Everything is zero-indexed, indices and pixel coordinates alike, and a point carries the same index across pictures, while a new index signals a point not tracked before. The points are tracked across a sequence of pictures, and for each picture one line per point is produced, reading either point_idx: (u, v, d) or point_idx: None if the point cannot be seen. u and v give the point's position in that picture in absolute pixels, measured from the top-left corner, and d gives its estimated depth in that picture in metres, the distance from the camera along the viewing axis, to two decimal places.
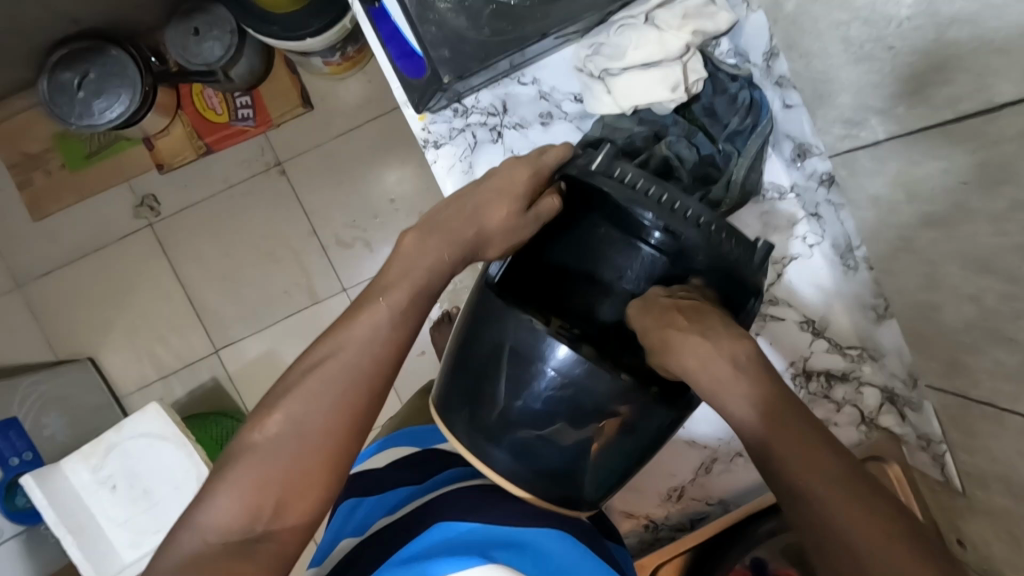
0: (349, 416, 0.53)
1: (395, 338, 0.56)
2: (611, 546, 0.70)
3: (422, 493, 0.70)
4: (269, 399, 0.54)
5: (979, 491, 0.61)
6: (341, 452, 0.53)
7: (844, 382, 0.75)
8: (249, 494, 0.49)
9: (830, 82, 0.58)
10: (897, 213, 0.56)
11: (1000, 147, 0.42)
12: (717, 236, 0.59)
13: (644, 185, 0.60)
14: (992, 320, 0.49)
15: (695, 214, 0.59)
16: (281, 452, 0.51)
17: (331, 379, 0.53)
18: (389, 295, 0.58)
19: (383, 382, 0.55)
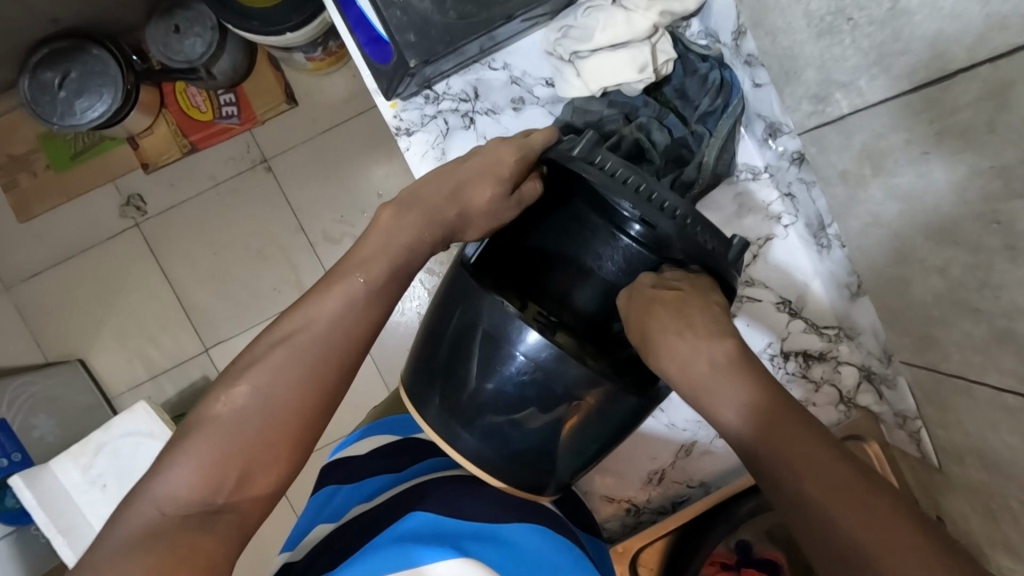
0: (315, 392, 0.55)
1: (367, 315, 0.57)
2: (580, 533, 0.72)
3: (400, 482, 0.71)
4: (237, 372, 0.55)
5: (954, 465, 0.62)
6: (305, 428, 0.54)
7: (822, 362, 0.75)
8: (211, 465, 0.51)
9: (796, 58, 0.58)
10: (864, 188, 0.56)
11: (957, 114, 0.42)
12: (691, 229, 0.58)
13: (623, 174, 0.58)
14: (959, 291, 0.49)
15: (672, 207, 0.58)
16: (246, 425, 0.52)
17: (298, 355, 0.54)
18: (364, 272, 0.58)
19: (352, 359, 0.57)
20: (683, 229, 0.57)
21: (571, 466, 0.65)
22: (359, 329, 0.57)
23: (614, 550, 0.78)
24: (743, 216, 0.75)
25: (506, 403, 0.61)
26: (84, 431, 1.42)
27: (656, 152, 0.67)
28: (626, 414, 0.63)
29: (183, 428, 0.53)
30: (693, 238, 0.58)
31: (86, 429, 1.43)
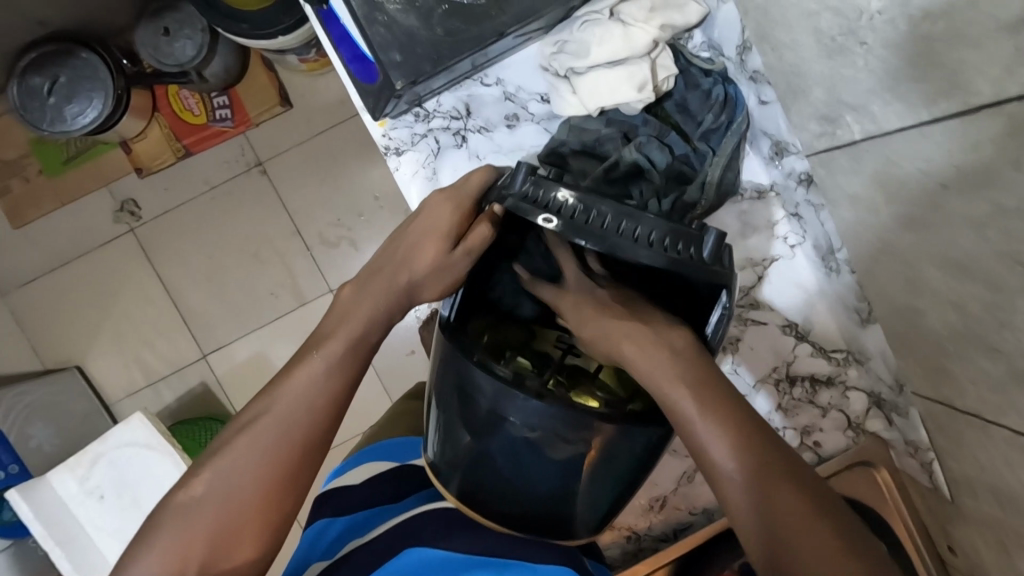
0: (281, 468, 0.54)
1: (331, 389, 0.57)
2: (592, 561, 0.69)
3: (396, 513, 0.70)
4: (208, 453, 0.56)
5: (967, 499, 0.59)
6: (277, 503, 0.54)
7: (829, 386, 0.72)
8: (176, 551, 0.51)
9: (803, 76, 0.54)
10: (875, 213, 0.53)
11: (978, 149, 0.38)
12: (667, 245, 0.54)
13: (582, 214, 0.54)
14: (975, 328, 0.46)
15: (636, 228, 0.54)
16: (208, 510, 0.53)
17: (257, 438, 0.54)
18: (324, 347, 0.58)
19: (317, 435, 0.56)
20: (652, 249, 0.54)
21: (594, 511, 0.62)
22: (325, 403, 0.56)
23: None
24: (748, 235, 0.72)
25: (509, 451, 0.59)
26: (82, 439, 1.41)
27: (657, 172, 0.65)
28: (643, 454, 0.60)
29: (156, 510, 0.54)
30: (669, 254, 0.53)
31: (83, 438, 1.41)
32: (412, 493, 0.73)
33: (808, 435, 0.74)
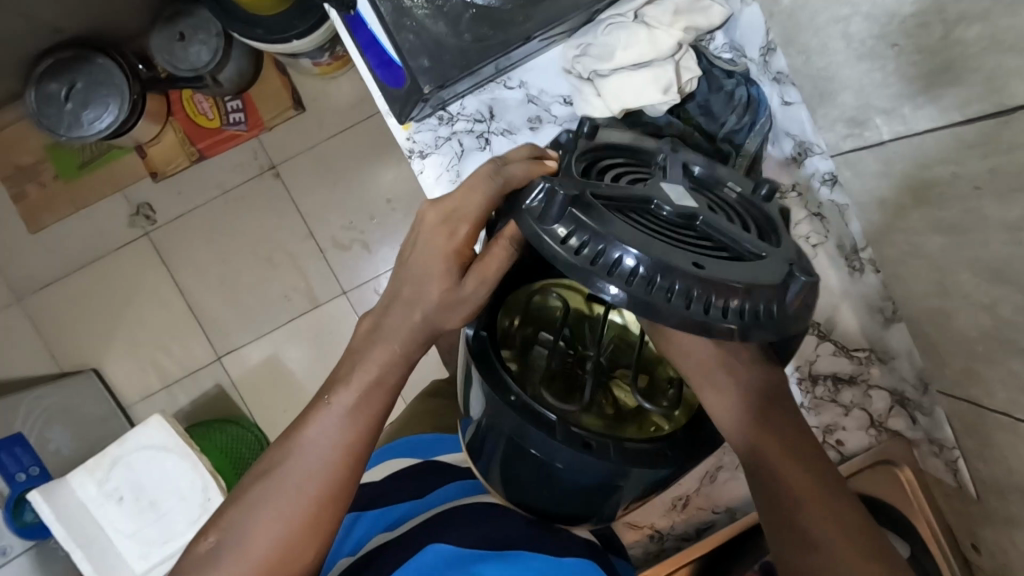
0: (292, 524, 0.53)
1: (347, 437, 0.55)
2: (615, 558, 0.71)
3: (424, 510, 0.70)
4: (227, 501, 0.55)
5: (996, 501, 0.59)
6: (289, 559, 0.53)
7: (851, 385, 0.73)
8: None
9: (833, 79, 0.55)
10: (904, 216, 0.54)
11: (1013, 152, 0.39)
12: (728, 311, 0.42)
13: (648, 283, 0.42)
14: (1007, 330, 0.47)
15: (677, 285, 0.42)
16: (223, 567, 0.52)
17: (271, 493, 0.53)
18: (339, 392, 0.56)
19: (335, 487, 0.54)
20: (697, 315, 0.41)
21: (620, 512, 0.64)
22: (335, 452, 0.54)
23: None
24: None
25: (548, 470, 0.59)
26: (99, 442, 1.42)
27: None
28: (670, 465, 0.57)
29: (183, 556, 0.55)
30: (726, 324, 0.42)
31: (100, 441, 1.42)
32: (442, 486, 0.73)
33: (829, 434, 0.75)
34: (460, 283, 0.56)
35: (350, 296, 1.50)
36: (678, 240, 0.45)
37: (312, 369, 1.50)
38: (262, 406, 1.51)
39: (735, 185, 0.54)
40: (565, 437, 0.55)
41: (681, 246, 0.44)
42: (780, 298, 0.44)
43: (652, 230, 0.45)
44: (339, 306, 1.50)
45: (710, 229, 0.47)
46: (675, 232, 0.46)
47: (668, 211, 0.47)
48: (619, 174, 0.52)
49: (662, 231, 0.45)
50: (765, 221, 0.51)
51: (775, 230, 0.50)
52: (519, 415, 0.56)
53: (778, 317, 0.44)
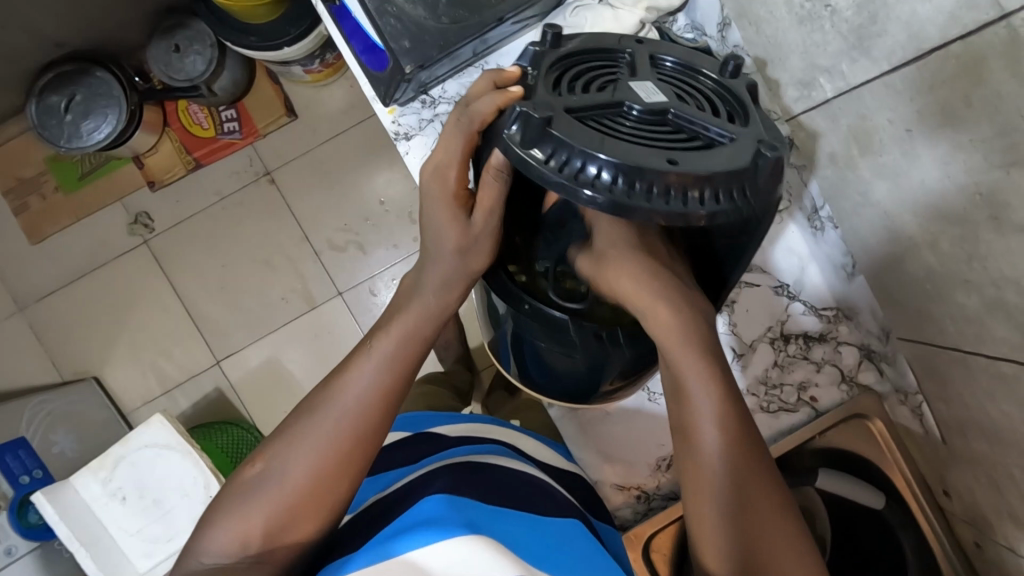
0: (332, 458, 0.57)
1: (382, 383, 0.59)
2: (592, 515, 0.72)
3: (414, 470, 0.68)
4: (270, 439, 0.60)
5: (957, 438, 0.63)
6: (326, 491, 0.57)
7: (822, 342, 0.76)
8: (240, 526, 0.55)
9: (781, 46, 0.61)
10: (854, 167, 0.59)
11: (935, 91, 0.45)
12: (702, 200, 0.45)
13: (629, 181, 0.44)
14: (949, 264, 0.51)
15: (652, 184, 0.44)
16: (266, 494, 0.56)
17: (313, 430, 0.57)
18: (377, 343, 0.60)
19: (375, 430, 0.58)
20: (676, 206, 0.44)
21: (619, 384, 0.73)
22: (374, 396, 0.58)
23: (627, 535, 0.78)
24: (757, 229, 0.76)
25: (566, 359, 0.66)
26: (101, 446, 1.43)
27: None
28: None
29: (229, 487, 0.59)
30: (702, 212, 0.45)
31: (102, 445, 1.43)
32: (433, 454, 0.71)
33: (804, 391, 0.77)
34: (469, 223, 0.58)
35: (346, 297, 1.53)
36: (650, 140, 0.47)
37: (311, 370, 1.53)
38: (261, 408, 1.53)
39: (712, 74, 0.56)
40: (578, 331, 0.61)
41: (653, 145, 0.47)
42: (743, 179, 0.47)
43: (625, 135, 0.47)
44: (336, 307, 1.53)
45: (679, 120, 0.50)
46: (646, 132, 0.48)
47: (638, 110, 0.50)
48: (591, 77, 0.53)
49: (636, 135, 0.47)
50: (734, 102, 0.54)
51: (742, 110, 0.53)
52: (534, 319, 0.62)
53: (746, 198, 0.47)
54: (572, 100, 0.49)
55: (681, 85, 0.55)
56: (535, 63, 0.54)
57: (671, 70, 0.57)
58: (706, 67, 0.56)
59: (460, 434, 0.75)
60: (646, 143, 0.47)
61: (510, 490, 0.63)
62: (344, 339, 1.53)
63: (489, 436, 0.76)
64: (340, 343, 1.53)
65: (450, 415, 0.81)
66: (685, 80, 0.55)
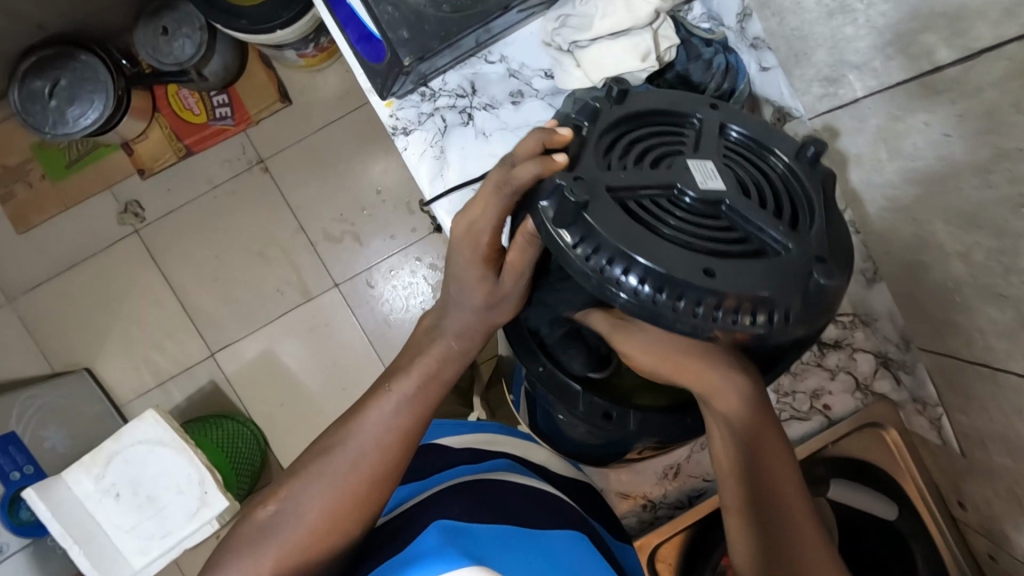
0: (349, 500, 0.56)
1: (400, 424, 0.58)
2: (595, 523, 0.70)
3: (423, 491, 0.66)
4: (284, 476, 0.59)
5: (978, 452, 0.60)
6: (342, 532, 0.56)
7: (837, 349, 0.72)
8: (251, 567, 0.55)
9: (805, 39, 0.58)
10: (882, 171, 0.56)
11: (980, 94, 0.41)
12: (732, 319, 0.43)
13: (662, 289, 0.42)
14: (983, 277, 0.48)
15: (683, 297, 0.42)
16: (279, 535, 0.55)
17: (329, 471, 0.57)
18: (396, 383, 0.59)
19: (394, 472, 0.58)
20: (702, 322, 0.42)
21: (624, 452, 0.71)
22: (394, 436, 0.58)
23: (634, 544, 0.76)
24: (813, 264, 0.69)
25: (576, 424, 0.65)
26: (95, 440, 1.40)
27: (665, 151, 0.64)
28: (685, 425, 0.60)
29: (239, 524, 0.58)
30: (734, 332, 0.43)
31: (96, 440, 1.40)
32: (444, 471, 0.69)
33: (817, 398, 0.74)
34: (498, 282, 0.57)
35: (342, 289, 1.50)
36: (696, 238, 0.44)
37: (307, 364, 1.50)
38: (257, 402, 1.50)
39: (782, 154, 0.52)
40: (586, 406, 0.59)
41: (696, 247, 0.44)
42: (792, 301, 0.44)
43: (668, 233, 0.44)
44: (332, 298, 1.50)
45: (734, 215, 0.47)
46: (696, 227, 0.46)
47: (691, 198, 0.47)
48: (648, 148, 0.50)
49: (682, 232, 0.45)
50: (800, 196, 0.50)
51: (807, 208, 0.49)
52: (544, 380, 0.60)
53: (790, 319, 0.44)
54: (619, 179, 0.46)
55: (746, 160, 0.51)
56: (593, 121, 0.51)
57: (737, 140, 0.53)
58: (777, 145, 0.52)
59: (466, 446, 0.72)
60: (689, 245, 0.44)
61: (516, 505, 0.62)
62: (342, 331, 1.50)
63: (495, 450, 0.72)
64: (338, 337, 1.50)
65: (454, 424, 0.78)
66: (752, 156, 0.52)
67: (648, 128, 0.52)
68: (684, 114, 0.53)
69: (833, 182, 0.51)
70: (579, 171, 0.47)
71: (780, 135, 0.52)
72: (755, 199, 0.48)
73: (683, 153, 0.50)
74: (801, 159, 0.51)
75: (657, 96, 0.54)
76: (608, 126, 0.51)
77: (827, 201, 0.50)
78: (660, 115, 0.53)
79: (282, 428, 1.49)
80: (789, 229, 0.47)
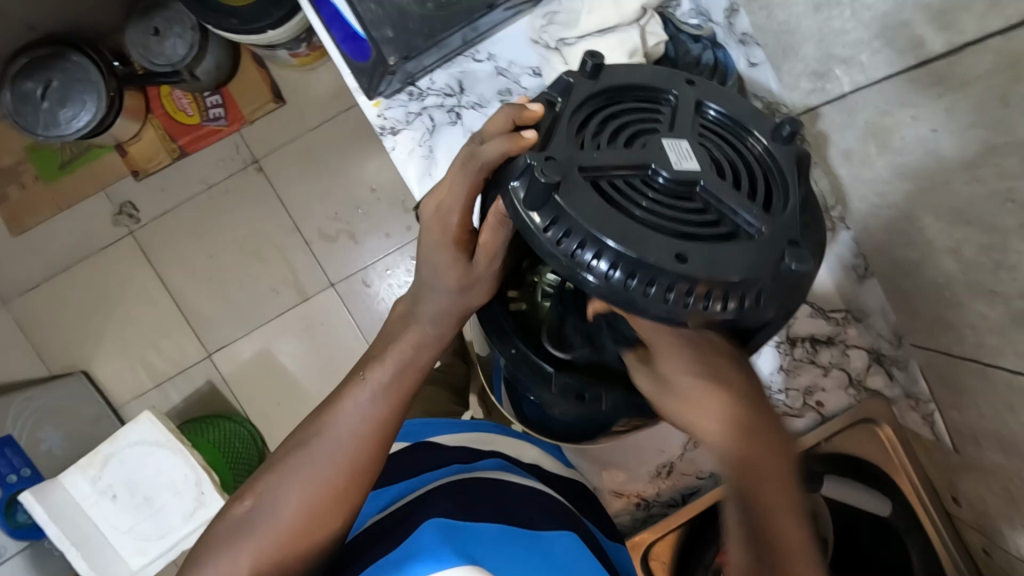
0: (324, 493, 0.56)
1: (376, 414, 0.58)
2: (589, 523, 0.70)
3: (413, 491, 0.65)
4: (261, 471, 0.59)
5: (970, 448, 0.60)
6: (320, 525, 0.56)
7: (830, 346, 0.72)
8: (228, 564, 0.54)
9: (794, 34, 0.58)
10: (870, 166, 0.55)
11: (967, 88, 0.41)
12: (702, 304, 0.43)
13: (632, 275, 0.43)
14: (973, 273, 0.48)
15: (653, 282, 0.43)
16: (257, 529, 0.55)
17: (305, 463, 0.56)
18: (371, 373, 0.59)
19: (372, 463, 0.58)
20: (672, 307, 0.43)
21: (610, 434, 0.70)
22: (369, 428, 0.57)
23: (628, 543, 0.77)
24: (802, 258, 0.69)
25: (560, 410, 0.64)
26: (92, 442, 1.40)
27: None
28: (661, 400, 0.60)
29: (217, 522, 0.58)
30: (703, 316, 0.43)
31: (93, 442, 1.40)
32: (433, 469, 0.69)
33: (810, 396, 0.74)
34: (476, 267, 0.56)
35: (338, 288, 1.49)
36: (667, 221, 0.44)
37: (304, 363, 1.50)
38: (254, 402, 1.50)
39: (758, 134, 0.51)
40: (560, 386, 0.59)
41: (667, 230, 0.44)
42: (762, 285, 0.44)
43: (640, 215, 0.44)
44: (328, 298, 1.50)
45: (707, 197, 0.47)
46: (668, 209, 0.46)
47: (664, 179, 0.47)
48: (622, 127, 0.50)
49: (654, 215, 0.45)
50: (774, 176, 0.50)
51: (781, 187, 0.49)
52: (518, 365, 0.60)
53: (760, 302, 0.45)
54: (590, 159, 0.46)
55: (721, 140, 0.51)
56: (567, 97, 0.51)
57: (713, 119, 0.53)
58: (753, 124, 0.52)
59: (457, 445, 0.72)
60: (661, 228, 0.44)
61: (506, 501, 0.62)
62: (338, 331, 1.49)
63: (489, 449, 0.72)
64: (334, 336, 1.50)
65: (446, 423, 0.78)
66: (727, 135, 0.52)
67: (623, 106, 0.51)
68: (660, 92, 0.53)
69: (807, 160, 0.51)
70: (549, 150, 0.46)
71: (756, 114, 0.52)
72: (728, 180, 0.48)
73: (658, 132, 0.50)
74: (778, 138, 0.51)
75: (632, 72, 0.53)
76: (581, 104, 0.50)
77: (800, 182, 0.50)
78: (635, 92, 0.53)
79: (280, 428, 1.49)
80: (761, 211, 0.47)
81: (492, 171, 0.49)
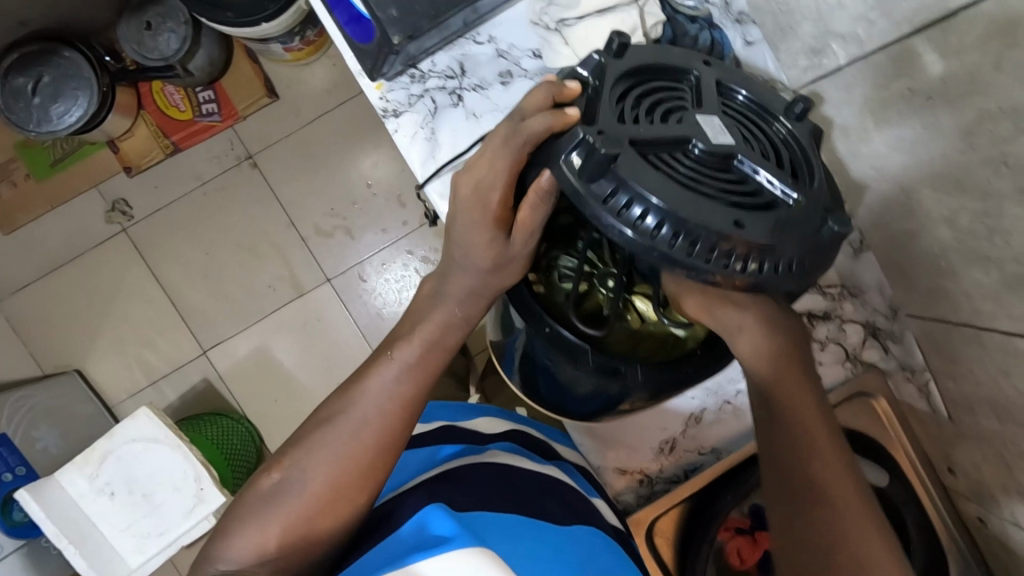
0: (351, 466, 0.56)
1: (402, 392, 0.58)
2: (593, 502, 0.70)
3: (419, 473, 0.65)
4: (285, 446, 0.59)
5: (966, 416, 0.62)
6: (348, 499, 0.56)
7: (826, 321, 0.74)
8: (256, 533, 0.55)
9: (791, 12, 0.59)
10: (866, 140, 0.57)
11: (962, 57, 0.43)
12: (742, 265, 0.46)
13: (679, 236, 0.45)
14: (968, 240, 0.50)
15: (700, 242, 0.45)
16: (284, 499, 0.56)
17: (333, 436, 0.57)
18: (398, 351, 0.59)
19: (398, 441, 0.58)
20: (715, 267, 0.45)
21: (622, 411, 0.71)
22: (392, 405, 0.58)
23: (631, 521, 0.77)
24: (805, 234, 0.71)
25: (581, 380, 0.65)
26: (86, 441, 1.39)
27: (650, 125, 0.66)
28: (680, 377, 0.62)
29: (243, 494, 0.58)
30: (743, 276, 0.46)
31: (88, 441, 1.39)
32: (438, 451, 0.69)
33: None
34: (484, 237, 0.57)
35: (335, 283, 1.49)
36: (711, 189, 0.46)
37: (301, 359, 1.50)
38: (251, 399, 1.49)
39: (781, 117, 0.53)
40: (592, 359, 0.60)
41: (718, 198, 0.46)
42: (795, 250, 0.47)
43: (685, 181, 0.46)
44: (325, 294, 1.50)
45: (742, 169, 0.49)
46: (709, 180, 0.47)
47: (702, 151, 0.48)
48: (656, 103, 0.51)
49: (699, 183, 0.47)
50: (798, 151, 0.52)
51: (806, 160, 0.52)
52: (551, 341, 0.61)
53: (794, 269, 0.47)
54: (637, 132, 0.47)
55: (749, 122, 0.53)
56: (601, 77, 0.52)
57: (741, 103, 0.54)
58: (776, 108, 0.54)
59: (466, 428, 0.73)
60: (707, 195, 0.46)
61: (519, 486, 0.62)
62: (336, 326, 1.49)
63: (495, 433, 0.73)
64: (331, 331, 1.50)
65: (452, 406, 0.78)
66: (753, 117, 0.53)
67: (655, 83, 0.53)
68: (685, 71, 0.54)
69: (822, 137, 0.54)
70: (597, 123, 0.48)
71: (777, 97, 0.54)
72: (758, 152, 0.51)
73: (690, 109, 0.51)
74: (791, 116, 0.54)
75: (661, 52, 0.55)
76: (618, 81, 0.52)
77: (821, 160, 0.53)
78: (663, 73, 0.54)
79: (278, 425, 1.48)
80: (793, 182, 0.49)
81: (537, 145, 0.51)
